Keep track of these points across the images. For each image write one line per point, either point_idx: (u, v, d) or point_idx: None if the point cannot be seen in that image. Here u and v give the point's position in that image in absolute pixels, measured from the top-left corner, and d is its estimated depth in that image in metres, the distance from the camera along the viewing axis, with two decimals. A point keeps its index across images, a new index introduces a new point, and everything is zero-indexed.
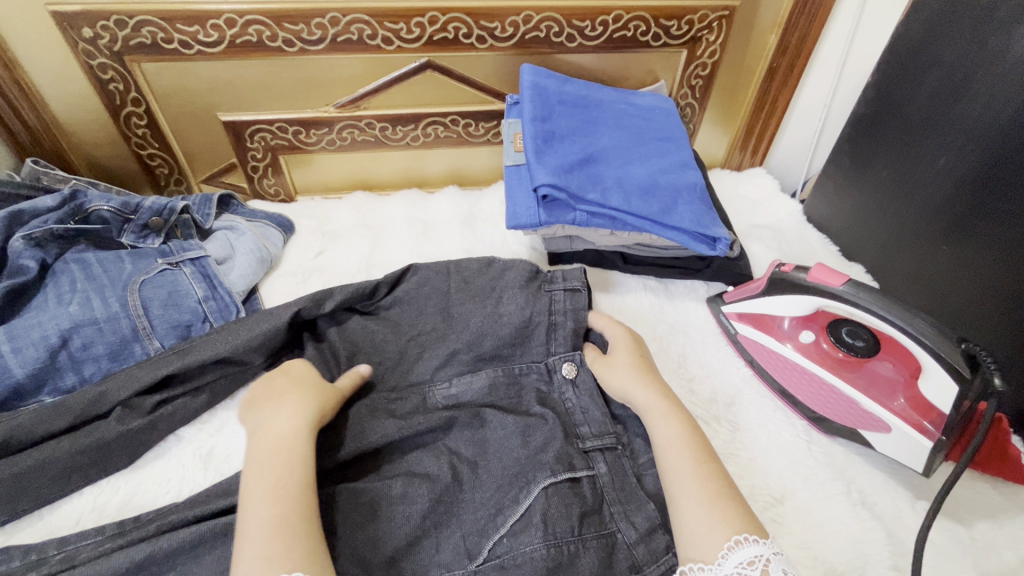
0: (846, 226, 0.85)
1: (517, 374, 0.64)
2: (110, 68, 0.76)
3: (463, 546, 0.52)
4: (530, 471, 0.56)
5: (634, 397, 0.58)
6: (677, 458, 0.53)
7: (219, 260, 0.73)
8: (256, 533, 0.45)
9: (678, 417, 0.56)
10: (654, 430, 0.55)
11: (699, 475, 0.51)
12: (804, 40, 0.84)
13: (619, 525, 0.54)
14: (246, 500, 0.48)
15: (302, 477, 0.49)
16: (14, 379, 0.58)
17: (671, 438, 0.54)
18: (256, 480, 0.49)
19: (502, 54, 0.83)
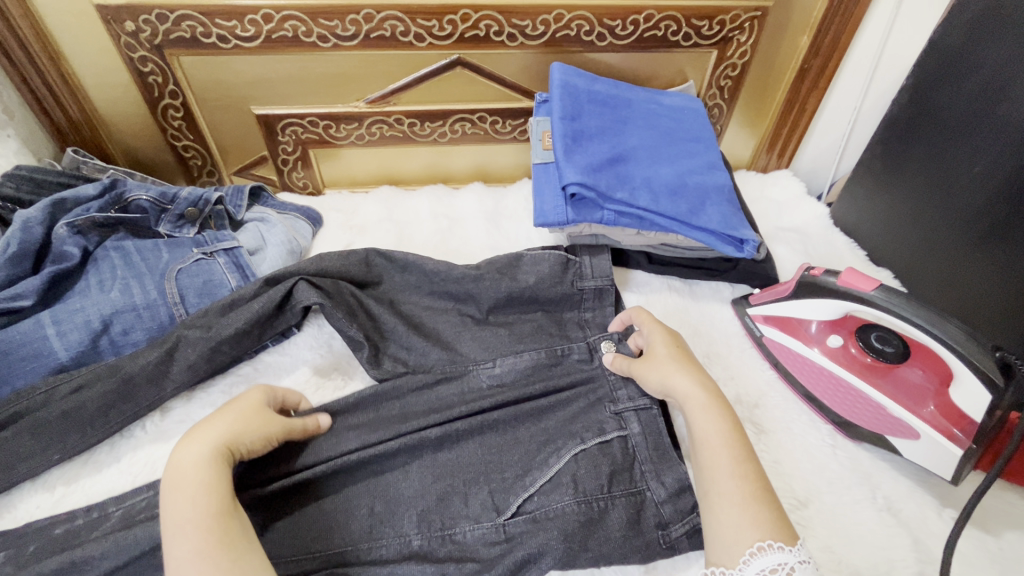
0: (875, 231, 0.84)
1: (559, 355, 0.66)
2: (150, 61, 0.78)
3: (491, 502, 0.55)
4: (558, 438, 0.59)
5: (673, 387, 0.56)
6: (715, 454, 0.50)
7: (251, 251, 0.75)
8: (191, 567, 0.40)
9: (719, 410, 0.53)
10: (695, 426, 0.53)
11: (734, 475, 0.49)
12: (838, 41, 0.83)
13: (650, 483, 0.56)
14: (164, 534, 0.42)
15: (225, 503, 0.44)
16: (57, 361, 0.60)
17: (710, 432, 0.52)
18: (171, 512, 0.43)
19: (532, 52, 0.84)
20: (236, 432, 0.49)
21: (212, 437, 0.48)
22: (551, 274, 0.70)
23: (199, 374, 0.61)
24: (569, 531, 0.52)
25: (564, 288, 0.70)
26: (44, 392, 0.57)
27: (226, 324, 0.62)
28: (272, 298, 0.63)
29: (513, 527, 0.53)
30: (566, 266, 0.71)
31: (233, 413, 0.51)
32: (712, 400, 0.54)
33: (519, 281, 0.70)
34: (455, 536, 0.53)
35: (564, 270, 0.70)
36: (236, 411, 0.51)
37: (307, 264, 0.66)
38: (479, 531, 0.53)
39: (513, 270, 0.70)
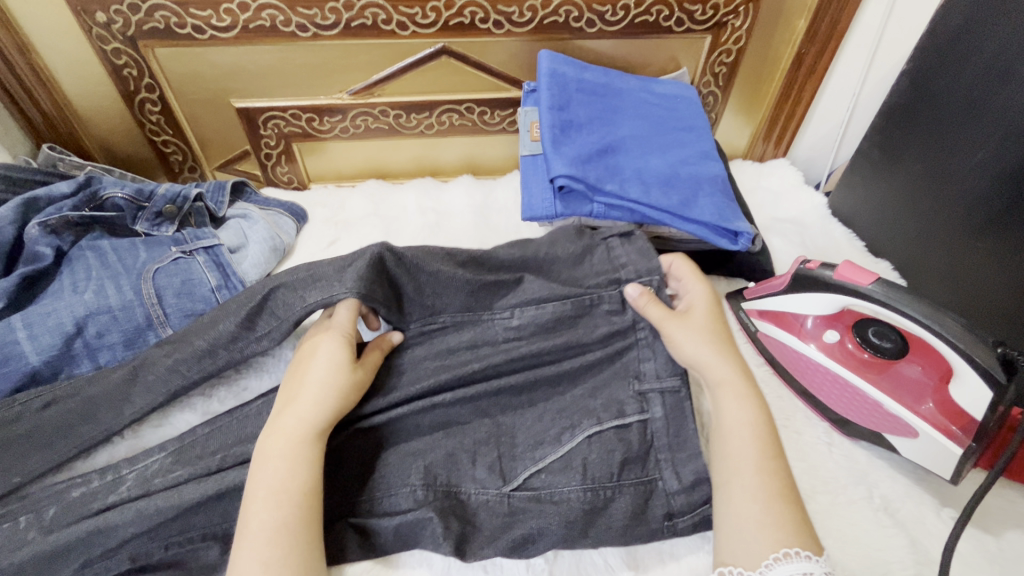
0: (874, 220, 0.82)
1: (586, 307, 0.63)
2: (124, 53, 0.75)
3: (499, 469, 0.56)
4: (573, 414, 0.58)
5: (707, 368, 0.57)
6: (740, 445, 0.52)
7: (232, 249, 0.73)
8: (265, 533, 0.45)
9: (753, 402, 0.55)
10: (724, 413, 0.54)
11: (758, 470, 0.50)
12: (836, 25, 0.80)
13: (663, 473, 0.55)
14: (251, 495, 0.47)
15: (312, 481, 0.49)
16: (29, 365, 0.58)
17: (742, 421, 0.53)
18: (263, 476, 0.48)
19: (520, 40, 0.81)
20: (331, 411, 0.52)
21: (307, 416, 0.51)
22: (567, 237, 0.68)
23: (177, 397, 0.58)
24: (571, 519, 0.52)
25: (585, 244, 0.67)
26: (21, 404, 0.55)
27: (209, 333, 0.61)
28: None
29: (518, 500, 0.54)
30: (579, 231, 0.69)
31: (324, 388, 0.53)
32: (747, 390, 0.56)
33: (525, 249, 0.67)
34: (457, 494, 0.54)
35: (580, 233, 0.68)
36: (330, 384, 0.53)
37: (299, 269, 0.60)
38: (484, 497, 0.54)
39: (523, 242, 0.69)
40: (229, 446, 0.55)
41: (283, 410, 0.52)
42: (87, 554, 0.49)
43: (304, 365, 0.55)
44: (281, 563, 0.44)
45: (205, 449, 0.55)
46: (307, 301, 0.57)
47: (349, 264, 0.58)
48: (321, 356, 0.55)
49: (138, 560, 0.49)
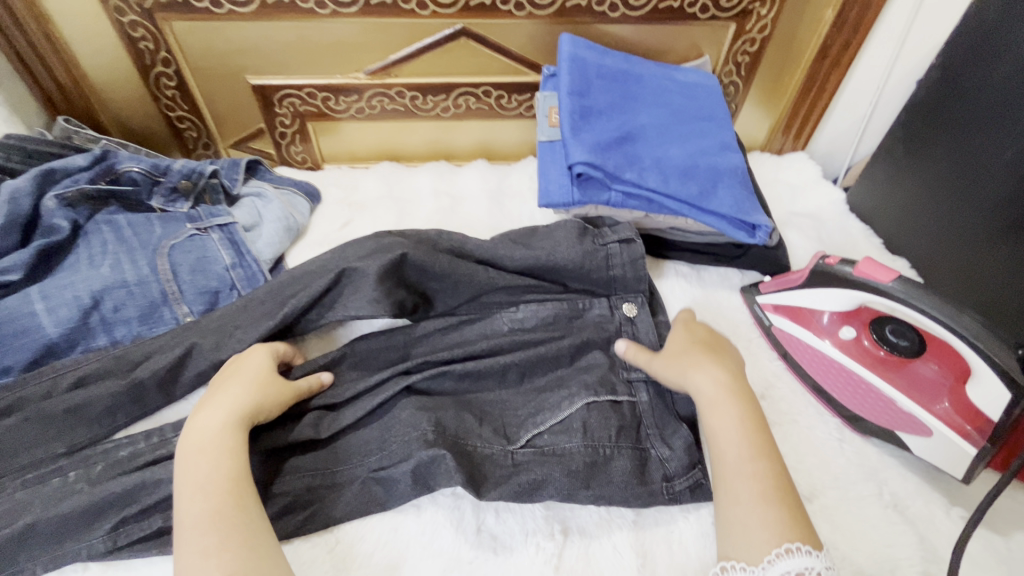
0: (892, 217, 0.81)
1: (580, 310, 0.67)
2: (141, 26, 0.75)
3: (502, 432, 0.56)
4: (573, 385, 0.59)
5: (688, 380, 0.55)
6: (727, 445, 0.50)
7: (246, 227, 0.73)
8: (202, 524, 0.44)
9: (738, 404, 0.52)
10: (711, 419, 0.52)
11: (746, 474, 0.48)
12: (864, 16, 0.79)
13: (654, 443, 0.57)
14: (179, 494, 0.45)
15: (242, 468, 0.48)
16: (46, 337, 0.58)
17: (728, 424, 0.51)
18: (186, 473, 0.46)
19: (540, 23, 0.80)
20: (252, 405, 0.51)
21: (233, 408, 0.50)
22: (569, 242, 0.67)
23: (196, 378, 0.58)
24: (574, 470, 0.53)
25: (587, 249, 0.66)
26: (52, 378, 0.56)
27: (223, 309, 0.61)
28: (277, 292, 0.62)
29: (521, 455, 0.55)
30: (583, 233, 0.69)
31: (250, 382, 0.52)
32: (731, 392, 0.54)
33: (534, 249, 0.66)
34: (465, 447, 0.54)
35: (582, 235, 0.68)
36: (254, 380, 0.53)
37: (321, 258, 0.64)
38: (489, 451, 0.55)
39: (527, 239, 0.69)
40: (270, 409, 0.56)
41: (196, 414, 0.51)
42: (115, 516, 0.49)
43: (225, 373, 0.54)
44: (224, 552, 0.43)
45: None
46: (347, 309, 0.59)
47: (376, 252, 0.62)
48: (250, 359, 0.55)
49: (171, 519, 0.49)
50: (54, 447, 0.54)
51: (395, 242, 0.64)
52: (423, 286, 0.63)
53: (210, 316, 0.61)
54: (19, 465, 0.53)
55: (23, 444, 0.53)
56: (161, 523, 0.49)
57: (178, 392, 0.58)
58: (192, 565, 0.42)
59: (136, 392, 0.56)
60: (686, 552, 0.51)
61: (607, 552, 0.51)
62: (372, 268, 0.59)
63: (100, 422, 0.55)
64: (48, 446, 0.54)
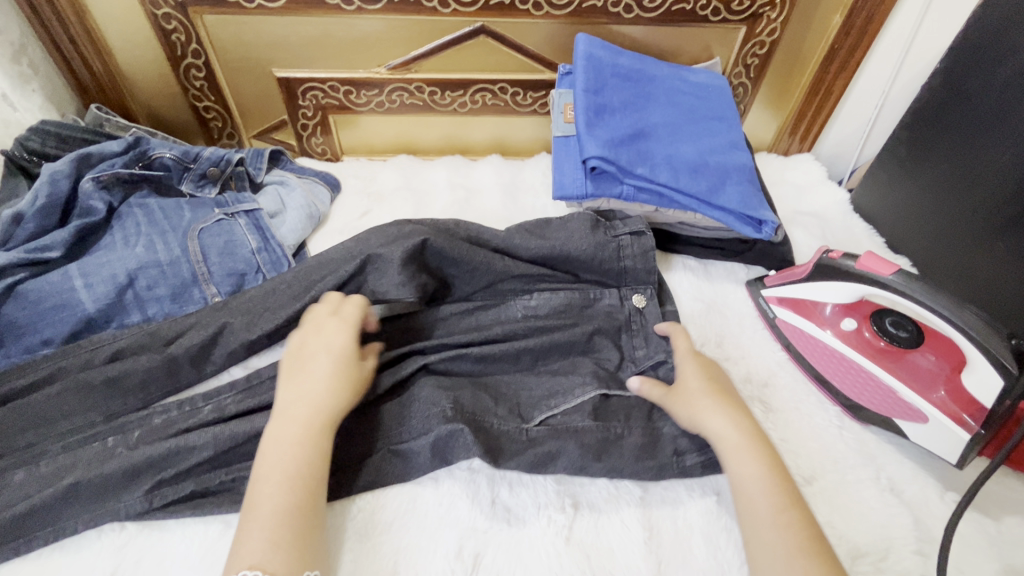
0: (895, 217, 0.83)
1: (591, 300, 0.69)
2: (174, 18, 0.78)
3: (516, 411, 0.59)
4: (585, 373, 0.62)
5: (704, 424, 0.55)
6: (753, 501, 0.50)
7: (271, 214, 0.76)
8: (271, 521, 0.45)
9: (759, 456, 0.52)
10: (733, 470, 0.52)
11: (776, 525, 0.48)
12: (871, 21, 0.81)
13: (665, 421, 0.59)
14: (259, 479, 0.47)
15: (321, 467, 0.49)
16: (85, 311, 0.61)
17: (748, 476, 0.51)
18: (273, 460, 0.48)
19: (557, 22, 0.82)
20: (337, 403, 0.52)
21: (312, 400, 0.52)
22: (584, 234, 0.70)
23: (225, 354, 0.61)
24: (587, 443, 0.56)
25: (600, 241, 0.69)
26: (90, 350, 0.59)
27: (250, 291, 0.64)
28: (304, 276, 0.64)
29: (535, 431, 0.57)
30: (595, 225, 0.71)
31: (333, 378, 0.54)
32: (748, 441, 0.53)
33: (549, 238, 0.69)
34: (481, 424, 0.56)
35: (595, 227, 0.71)
36: (337, 374, 0.54)
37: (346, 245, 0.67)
38: (506, 428, 0.57)
39: (541, 229, 0.71)
40: None
41: (288, 399, 0.52)
42: (152, 479, 0.52)
43: (308, 354, 0.56)
44: (294, 551, 0.44)
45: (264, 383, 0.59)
46: (373, 292, 0.62)
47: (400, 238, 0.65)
48: (332, 342, 0.56)
49: (202, 484, 0.52)
50: (94, 415, 0.57)
51: (417, 229, 0.66)
52: (442, 272, 0.66)
53: (239, 296, 0.64)
54: (60, 430, 0.56)
55: (63, 411, 0.56)
56: (192, 488, 0.52)
57: (209, 367, 0.60)
58: (253, 558, 0.43)
59: (170, 366, 0.58)
60: (690, 528, 0.53)
61: (616, 527, 0.53)
62: (396, 253, 0.62)
63: (133, 393, 0.58)
64: (86, 414, 0.57)
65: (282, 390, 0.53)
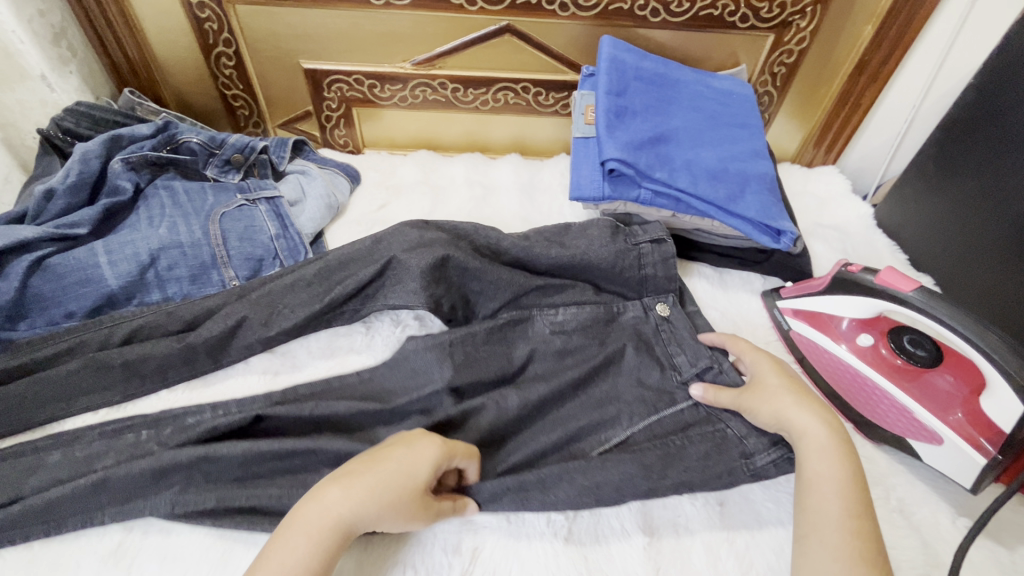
0: (920, 234, 0.81)
1: (615, 313, 0.67)
2: (208, 7, 0.80)
3: (570, 446, 0.58)
4: (628, 400, 0.61)
5: (790, 420, 0.53)
6: (824, 499, 0.48)
7: (292, 202, 0.77)
8: None
9: (840, 455, 0.50)
10: (808, 465, 0.50)
11: (843, 527, 0.46)
12: (904, 33, 0.80)
13: (727, 420, 0.58)
14: (268, 554, 0.44)
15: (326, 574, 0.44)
16: (108, 288, 0.63)
17: (826, 476, 0.49)
18: (288, 546, 0.44)
19: (582, 24, 0.82)
20: (380, 517, 0.46)
21: (361, 510, 0.45)
22: (602, 242, 0.70)
23: (239, 338, 0.62)
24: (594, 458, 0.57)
25: (619, 247, 0.69)
26: (110, 325, 0.61)
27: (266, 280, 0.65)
28: (326, 274, 0.65)
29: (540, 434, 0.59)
30: (615, 232, 0.72)
31: (395, 495, 0.46)
32: (833, 441, 0.51)
33: (569, 247, 0.69)
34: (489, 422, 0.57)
35: (615, 234, 0.71)
36: (399, 492, 0.47)
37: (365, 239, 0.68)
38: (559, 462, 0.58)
39: (561, 237, 0.71)
40: (322, 397, 0.59)
41: (343, 483, 0.47)
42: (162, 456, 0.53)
43: (390, 451, 0.49)
44: None
45: (296, 395, 0.59)
46: (388, 298, 0.63)
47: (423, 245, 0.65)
48: (418, 457, 0.49)
49: (224, 483, 0.52)
50: (112, 390, 0.58)
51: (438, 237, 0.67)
52: (464, 289, 0.66)
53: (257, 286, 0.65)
54: (80, 402, 0.58)
55: (83, 384, 0.58)
56: (216, 503, 0.50)
57: (222, 350, 0.62)
58: None
59: (185, 346, 0.60)
60: (691, 536, 0.53)
61: (615, 531, 0.53)
62: (416, 264, 0.63)
63: (150, 375, 0.59)
64: (104, 388, 0.58)
65: (342, 471, 0.48)
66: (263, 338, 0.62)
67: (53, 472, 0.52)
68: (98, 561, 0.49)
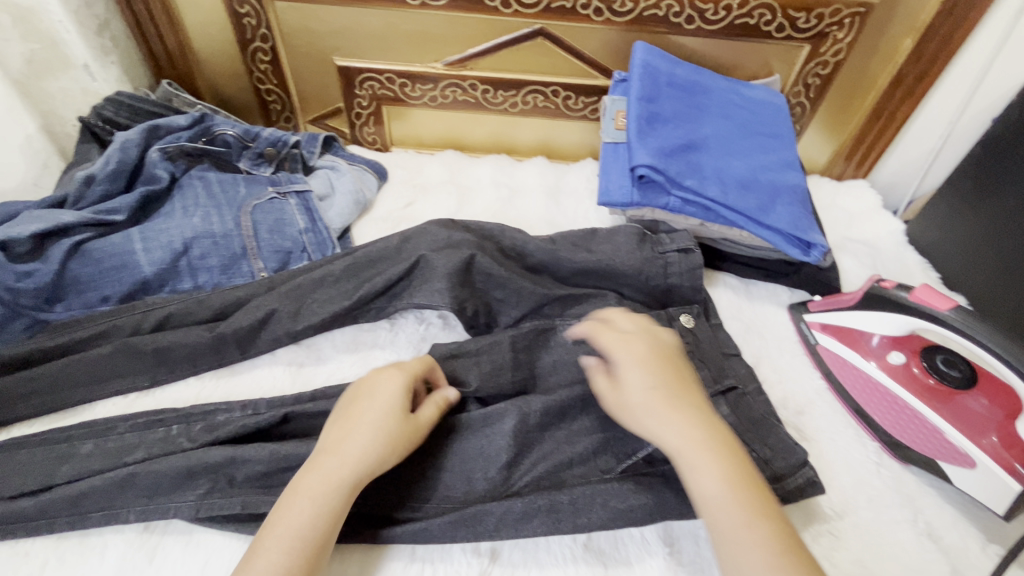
0: (954, 253, 0.80)
1: (639, 322, 0.67)
2: (248, 3, 0.81)
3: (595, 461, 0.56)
4: None
5: (661, 426, 0.46)
6: (722, 515, 0.43)
7: (320, 196, 0.78)
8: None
9: (729, 465, 0.44)
10: (697, 474, 0.44)
11: (751, 547, 0.41)
12: (944, 47, 0.79)
13: (755, 445, 0.56)
14: (269, 523, 0.44)
15: (330, 532, 0.45)
16: (142, 274, 0.65)
17: (715, 486, 0.43)
18: (288, 510, 0.44)
19: (616, 29, 0.82)
20: (372, 463, 0.47)
21: (352, 460, 0.46)
22: (629, 248, 0.70)
23: (266, 329, 0.62)
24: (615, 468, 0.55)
25: (646, 255, 0.69)
26: (144, 311, 0.62)
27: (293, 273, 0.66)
28: (354, 270, 0.66)
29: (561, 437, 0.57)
30: (642, 239, 0.71)
31: (376, 434, 0.48)
32: (714, 444, 0.45)
33: (595, 253, 0.69)
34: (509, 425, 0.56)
35: (642, 241, 0.71)
36: (381, 432, 0.48)
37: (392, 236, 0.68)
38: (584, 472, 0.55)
39: (587, 242, 0.71)
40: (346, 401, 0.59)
41: (329, 443, 0.48)
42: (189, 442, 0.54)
43: (365, 394, 0.51)
44: None
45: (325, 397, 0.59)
46: (414, 297, 0.63)
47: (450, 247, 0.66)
48: (388, 388, 0.51)
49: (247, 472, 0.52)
50: (143, 375, 0.60)
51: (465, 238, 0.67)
52: (487, 296, 0.66)
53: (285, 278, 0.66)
54: (112, 385, 0.59)
55: (115, 368, 0.59)
56: (241, 508, 0.50)
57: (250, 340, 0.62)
58: None
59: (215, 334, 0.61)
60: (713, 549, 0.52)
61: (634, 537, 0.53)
62: (443, 265, 0.63)
63: (180, 361, 0.60)
64: (136, 373, 0.59)
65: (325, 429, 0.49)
66: (289, 330, 0.63)
67: (84, 453, 0.53)
68: (125, 543, 0.50)
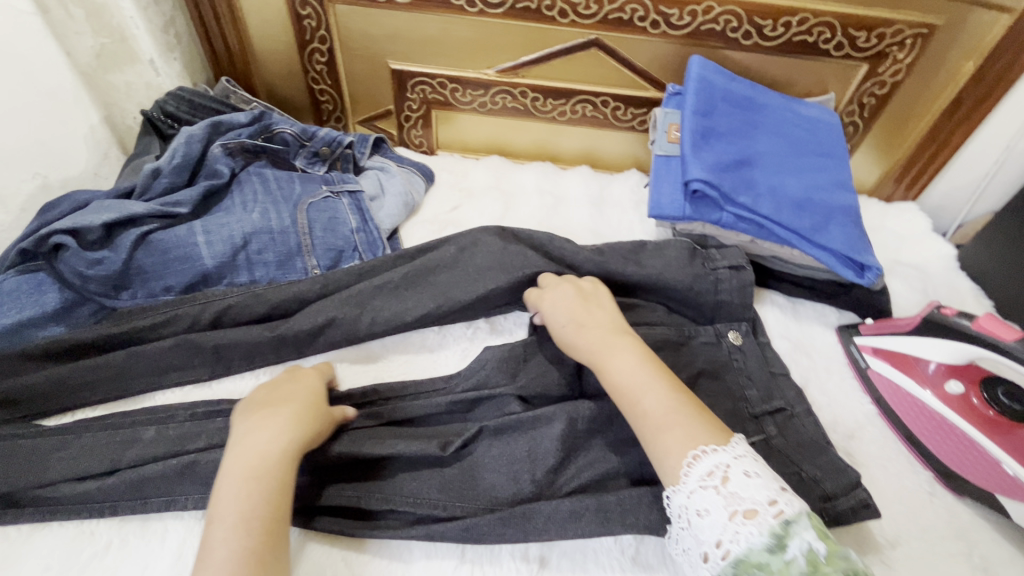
0: (1010, 281, 0.78)
1: (688, 335, 0.66)
2: (310, 5, 0.83)
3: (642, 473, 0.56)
4: None
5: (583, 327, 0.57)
6: (638, 386, 0.52)
7: (371, 197, 0.79)
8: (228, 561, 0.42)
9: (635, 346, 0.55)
10: (615, 359, 0.54)
11: (666, 404, 0.50)
12: (1009, 70, 0.77)
13: (804, 467, 0.56)
14: (212, 517, 0.44)
15: (275, 507, 0.46)
16: (204, 266, 0.66)
17: (628, 363, 0.53)
18: (224, 497, 0.45)
19: (671, 42, 0.82)
20: (296, 439, 0.50)
21: (273, 440, 0.49)
22: (679, 263, 0.70)
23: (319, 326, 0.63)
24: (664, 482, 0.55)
25: (696, 270, 0.69)
26: (205, 302, 0.64)
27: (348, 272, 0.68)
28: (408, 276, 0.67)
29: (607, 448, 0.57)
30: (692, 254, 0.72)
31: (293, 417, 0.52)
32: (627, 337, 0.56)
33: (645, 265, 0.69)
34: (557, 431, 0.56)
35: (692, 256, 0.71)
36: (295, 413, 0.52)
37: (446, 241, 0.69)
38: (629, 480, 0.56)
39: (637, 255, 0.71)
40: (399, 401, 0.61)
41: (242, 433, 0.50)
42: None
43: (277, 390, 0.55)
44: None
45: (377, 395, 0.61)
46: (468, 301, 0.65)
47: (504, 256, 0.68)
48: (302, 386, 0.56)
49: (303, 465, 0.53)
50: (202, 366, 0.61)
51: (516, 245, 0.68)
52: None
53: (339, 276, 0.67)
54: (172, 374, 0.60)
55: (176, 357, 0.61)
56: None
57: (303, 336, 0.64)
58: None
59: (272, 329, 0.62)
60: None
61: None
62: None
63: (237, 353, 0.62)
64: (195, 363, 0.61)
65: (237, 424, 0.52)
66: (342, 327, 0.64)
67: (146, 439, 0.55)
68: (184, 529, 0.51)
